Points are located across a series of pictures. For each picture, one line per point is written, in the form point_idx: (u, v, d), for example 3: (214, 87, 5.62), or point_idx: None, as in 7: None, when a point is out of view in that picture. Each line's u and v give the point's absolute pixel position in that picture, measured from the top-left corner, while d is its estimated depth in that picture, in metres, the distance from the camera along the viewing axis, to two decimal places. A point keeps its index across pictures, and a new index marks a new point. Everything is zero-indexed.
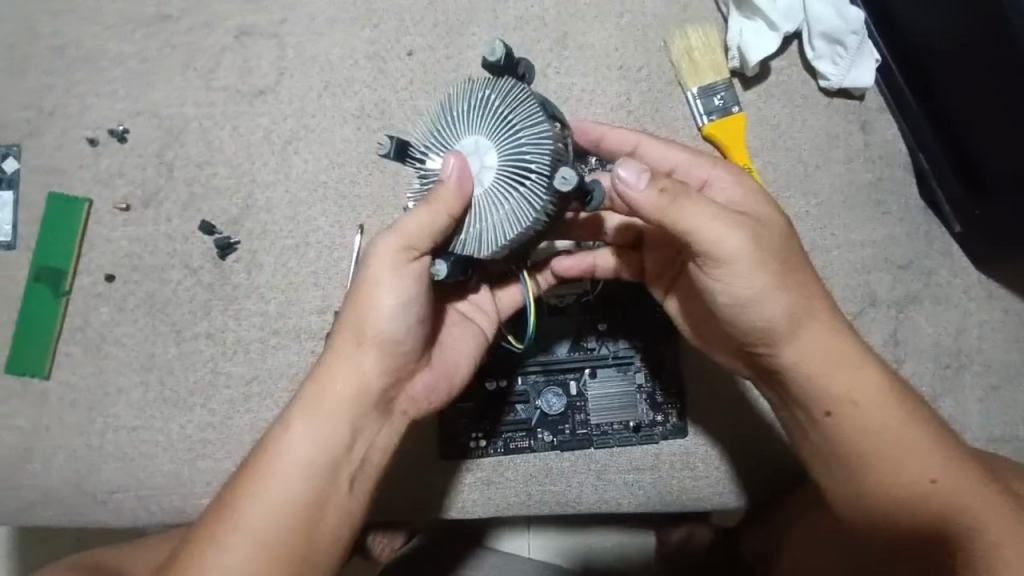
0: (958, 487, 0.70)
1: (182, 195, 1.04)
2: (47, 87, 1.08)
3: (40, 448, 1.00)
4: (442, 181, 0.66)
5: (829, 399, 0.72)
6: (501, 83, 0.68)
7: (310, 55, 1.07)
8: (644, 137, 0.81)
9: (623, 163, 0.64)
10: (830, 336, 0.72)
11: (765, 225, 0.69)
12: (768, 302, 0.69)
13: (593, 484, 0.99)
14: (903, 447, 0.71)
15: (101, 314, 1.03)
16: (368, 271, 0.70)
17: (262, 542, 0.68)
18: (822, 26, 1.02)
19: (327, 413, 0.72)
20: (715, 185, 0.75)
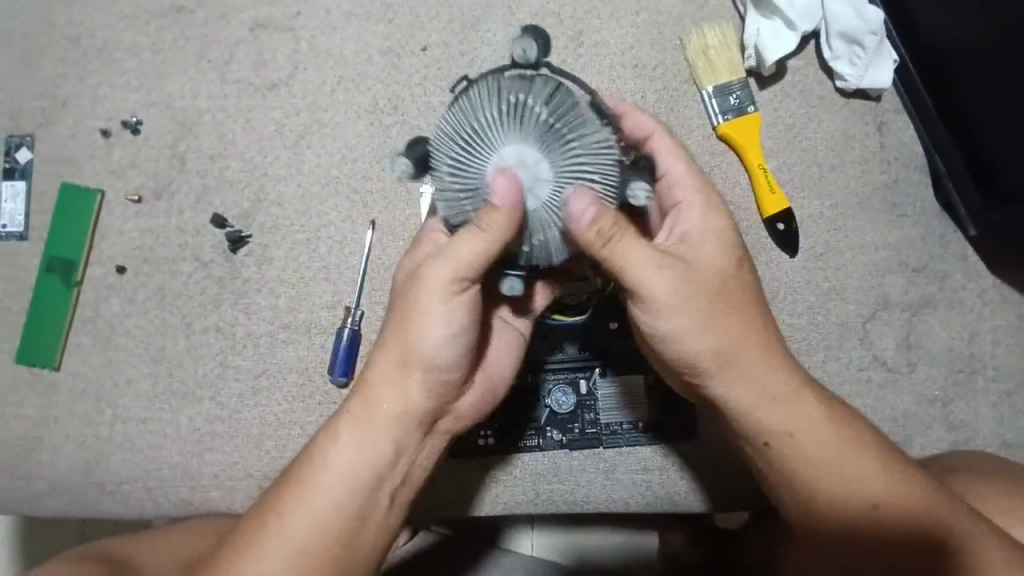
0: (903, 512, 0.70)
1: (194, 187, 1.04)
2: (61, 76, 1.08)
3: (48, 438, 1.00)
4: (495, 205, 0.61)
5: (767, 429, 0.73)
6: (534, 86, 0.66)
7: (324, 48, 1.06)
8: (657, 130, 0.75)
9: (573, 196, 0.63)
10: (765, 368, 0.72)
11: (691, 264, 0.70)
12: (699, 340, 0.70)
13: (601, 483, 0.99)
14: (845, 476, 0.71)
15: (112, 305, 1.03)
16: (418, 294, 0.68)
17: (302, 551, 0.70)
18: (840, 26, 1.01)
19: (369, 431, 0.72)
20: (686, 213, 0.73)
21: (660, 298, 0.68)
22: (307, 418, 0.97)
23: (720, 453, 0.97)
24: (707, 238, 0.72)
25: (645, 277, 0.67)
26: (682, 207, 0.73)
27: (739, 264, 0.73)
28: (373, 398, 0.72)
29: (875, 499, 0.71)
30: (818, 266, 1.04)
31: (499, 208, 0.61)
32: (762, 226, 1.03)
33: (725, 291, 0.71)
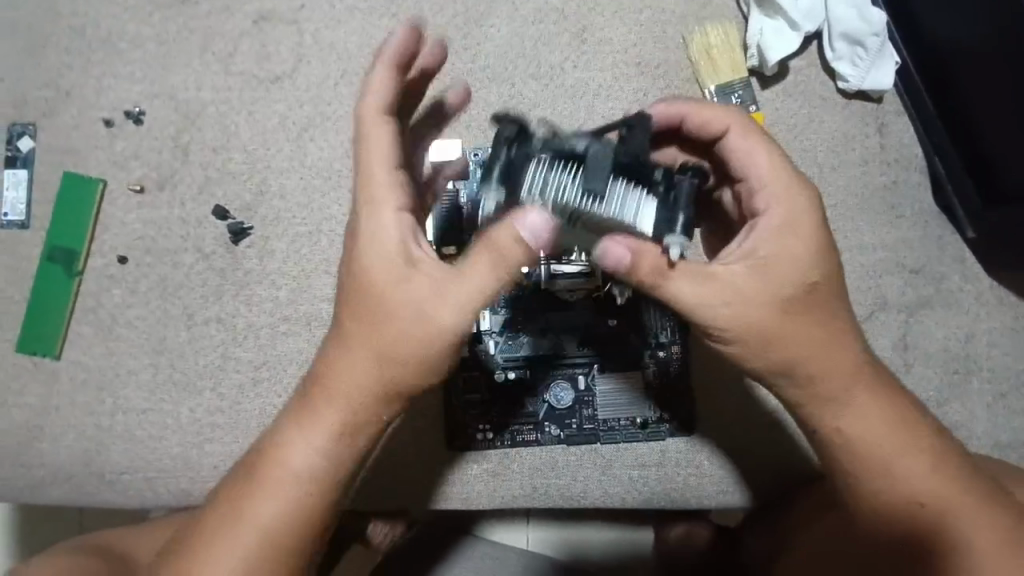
0: (942, 507, 0.75)
1: (197, 179, 1.04)
2: (64, 66, 1.07)
3: (49, 427, 1.01)
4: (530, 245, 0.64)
5: (823, 422, 0.75)
6: (532, 184, 0.66)
7: (328, 42, 1.07)
8: (733, 126, 0.75)
9: (604, 248, 0.65)
10: (842, 367, 0.73)
11: (769, 281, 0.68)
12: (762, 356, 0.71)
13: (598, 479, 0.99)
14: (891, 470, 0.75)
15: (114, 295, 1.03)
16: (414, 308, 0.68)
17: (256, 546, 0.71)
18: (843, 27, 1.02)
19: (345, 434, 0.72)
20: (766, 218, 0.71)
21: (723, 321, 0.68)
22: None
23: (715, 453, 0.99)
24: (783, 259, 0.69)
25: (713, 304, 0.67)
26: (763, 214, 0.71)
27: (815, 279, 0.70)
28: (342, 394, 0.71)
29: (919, 495, 0.75)
30: None
31: (524, 242, 0.64)
32: None
33: (797, 313, 0.70)
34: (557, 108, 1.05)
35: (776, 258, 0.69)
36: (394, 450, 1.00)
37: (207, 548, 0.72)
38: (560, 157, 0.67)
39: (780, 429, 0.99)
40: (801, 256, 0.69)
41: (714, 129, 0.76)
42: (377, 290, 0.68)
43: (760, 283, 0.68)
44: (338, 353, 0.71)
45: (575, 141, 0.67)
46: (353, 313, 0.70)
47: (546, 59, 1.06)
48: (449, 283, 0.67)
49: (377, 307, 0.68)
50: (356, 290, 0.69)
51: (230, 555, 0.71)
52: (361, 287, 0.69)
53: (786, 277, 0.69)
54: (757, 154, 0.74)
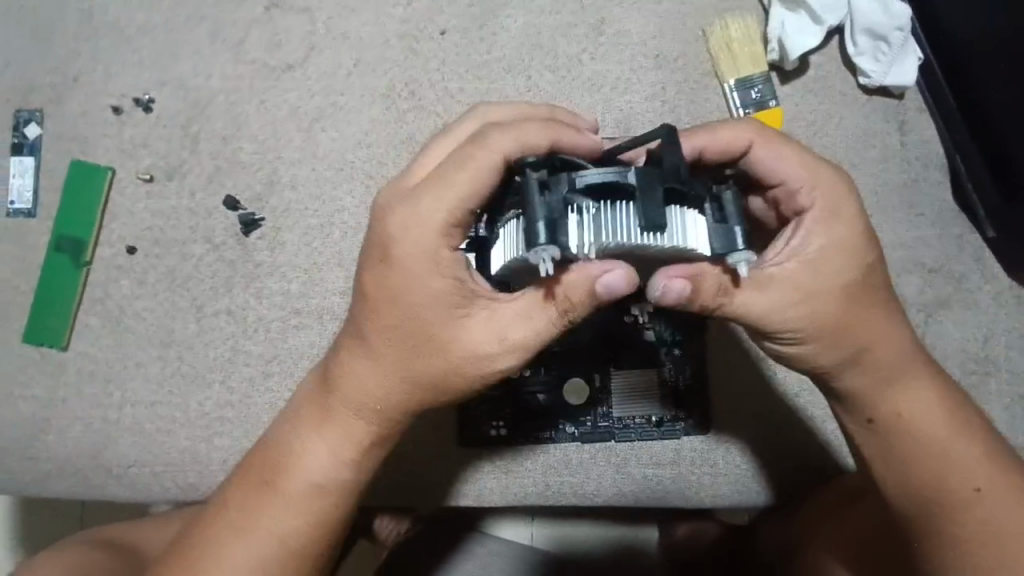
0: (1000, 494, 0.72)
1: (207, 169, 1.03)
2: (71, 52, 1.05)
3: (56, 419, 0.99)
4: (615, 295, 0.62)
5: (880, 409, 0.74)
6: (579, 234, 0.58)
7: (341, 31, 1.05)
8: (756, 140, 0.70)
9: (660, 288, 0.63)
10: (893, 354, 0.72)
11: (823, 280, 0.67)
12: (825, 352, 0.71)
13: (612, 477, 0.98)
14: (949, 456, 0.73)
15: (122, 286, 1.01)
16: (446, 335, 0.67)
17: (269, 551, 0.71)
18: (865, 21, 1.01)
19: (367, 443, 0.73)
20: (812, 216, 0.68)
21: (791, 326, 0.68)
22: None
23: (733, 450, 0.97)
24: (838, 249, 0.67)
25: (771, 309, 0.67)
26: (811, 209, 0.68)
27: (871, 261, 0.68)
28: (360, 405, 0.71)
29: (975, 482, 0.72)
30: None
31: (598, 295, 0.62)
32: None
33: (857, 303, 0.69)
34: (573, 101, 1.03)
35: (834, 247, 0.67)
36: (408, 446, 0.99)
37: (218, 552, 0.71)
38: (597, 196, 0.59)
39: (800, 428, 0.97)
40: (861, 243, 0.68)
41: (738, 148, 0.70)
42: (407, 312, 0.67)
43: (813, 283, 0.67)
44: (360, 367, 0.70)
45: (608, 177, 0.58)
46: (377, 329, 0.68)
47: (563, 51, 1.05)
48: (494, 318, 0.66)
49: (407, 327, 0.67)
50: (381, 307, 0.67)
51: (244, 559, 0.70)
52: (387, 305, 0.67)
53: (840, 267, 0.67)
54: (787, 157, 0.69)
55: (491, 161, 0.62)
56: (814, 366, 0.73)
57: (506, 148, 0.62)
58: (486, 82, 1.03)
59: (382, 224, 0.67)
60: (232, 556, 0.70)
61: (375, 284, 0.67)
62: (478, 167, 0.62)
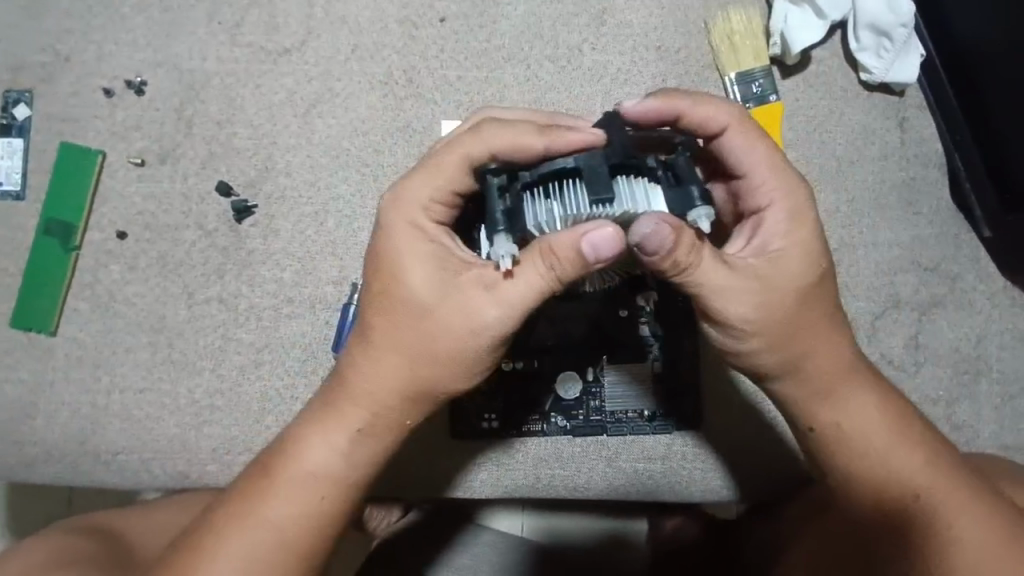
0: (940, 498, 0.74)
1: (200, 153, 1.01)
2: (62, 30, 1.03)
3: (43, 404, 0.98)
4: (601, 258, 0.61)
5: (819, 419, 0.76)
6: (536, 216, 0.63)
7: (339, 15, 1.03)
8: (732, 126, 0.72)
9: (644, 233, 0.60)
10: (831, 362, 0.74)
11: (778, 279, 0.69)
12: (765, 353, 0.72)
13: (603, 471, 0.98)
14: (890, 463, 0.75)
15: (112, 271, 1.00)
16: (445, 318, 0.67)
17: (274, 544, 0.70)
18: (869, 18, 1.00)
19: (367, 437, 0.72)
20: (770, 215, 0.71)
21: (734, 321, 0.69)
22: (309, 393, 0.96)
23: (699, 447, 0.97)
24: (796, 249, 0.70)
25: (727, 302, 0.68)
26: (768, 207, 0.71)
27: (825, 269, 0.72)
28: (364, 395, 0.71)
29: (916, 487, 0.75)
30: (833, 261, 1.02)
31: (587, 259, 0.62)
32: None
33: (801, 308, 0.71)
34: (573, 91, 1.02)
35: (793, 247, 0.70)
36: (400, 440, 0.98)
37: (211, 542, 0.70)
38: (549, 181, 0.64)
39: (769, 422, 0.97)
40: (807, 249, 0.70)
41: (712, 125, 0.72)
42: (412, 298, 0.68)
43: (767, 280, 0.69)
44: (366, 356, 0.71)
45: (557, 162, 0.63)
46: (384, 318, 0.70)
47: (564, 41, 1.03)
48: (496, 303, 0.66)
49: (412, 314, 0.68)
50: (386, 294, 0.69)
51: (240, 553, 0.69)
52: (393, 292, 0.69)
53: (797, 268, 0.70)
54: (756, 151, 0.72)
55: (477, 151, 0.67)
56: (757, 367, 0.74)
57: (491, 144, 0.67)
58: (485, 71, 1.02)
59: (392, 212, 0.70)
60: (225, 550, 0.70)
61: (385, 272, 0.69)
62: (461, 156, 0.68)
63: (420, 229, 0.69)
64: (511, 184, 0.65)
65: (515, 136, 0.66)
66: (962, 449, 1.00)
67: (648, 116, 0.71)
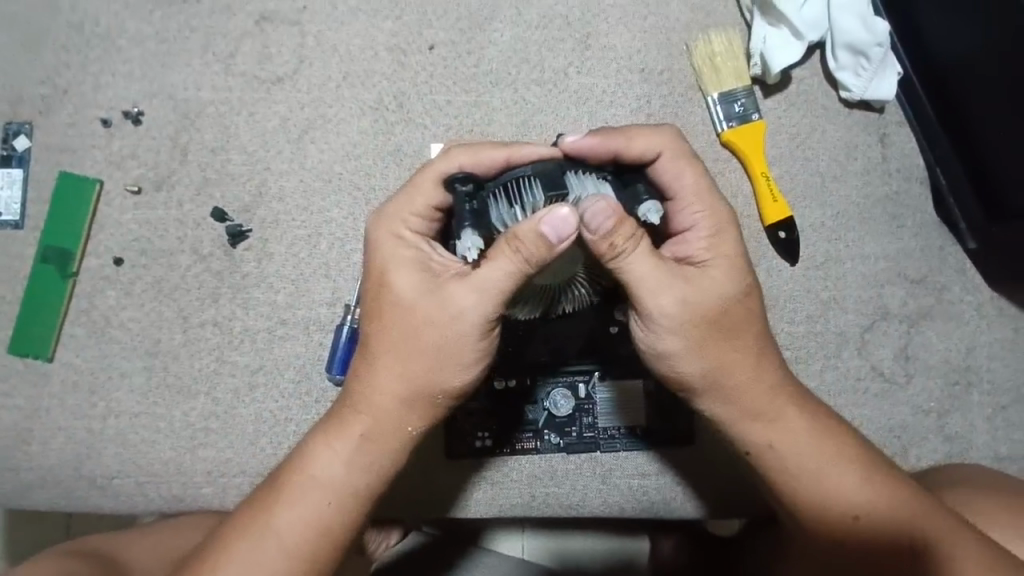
0: (881, 519, 0.73)
1: (195, 180, 1.03)
2: (61, 63, 1.06)
3: (39, 430, 0.99)
4: (557, 243, 0.63)
5: (753, 441, 0.76)
6: (497, 214, 0.67)
7: (330, 44, 1.06)
8: (668, 150, 0.74)
9: (595, 214, 0.63)
10: (755, 378, 0.74)
11: (702, 285, 0.71)
12: (689, 359, 0.72)
13: (597, 488, 0.98)
14: (826, 486, 0.74)
15: (108, 297, 1.01)
16: (433, 319, 0.69)
17: (290, 553, 0.70)
18: (846, 37, 1.02)
19: (371, 443, 0.72)
20: (691, 232, 0.74)
21: (656, 314, 0.70)
22: (305, 415, 0.97)
23: (677, 469, 0.98)
24: (718, 259, 0.72)
25: (652, 295, 0.69)
26: (690, 228, 0.74)
27: (748, 283, 0.73)
28: (364, 403, 0.72)
29: (856, 509, 0.73)
30: (819, 274, 1.04)
31: (551, 242, 0.62)
32: (763, 236, 1.02)
33: (724, 318, 0.72)
34: (560, 113, 1.05)
35: (718, 259, 0.72)
36: None
37: (218, 556, 0.70)
38: (510, 185, 0.68)
39: None
40: (730, 263, 0.72)
41: (647, 156, 0.74)
42: (401, 302, 0.70)
43: (689, 284, 0.70)
44: (365, 365, 0.72)
45: (517, 168, 0.69)
46: (378, 327, 0.71)
47: (549, 65, 1.06)
48: (481, 296, 0.67)
49: (402, 317, 0.70)
50: (377, 302, 0.71)
51: (247, 564, 0.69)
52: (382, 299, 0.71)
53: (723, 277, 0.72)
54: (686, 179, 0.74)
55: (448, 168, 0.71)
56: (685, 380, 0.74)
57: (458, 159, 0.70)
58: (473, 96, 1.05)
59: (375, 228, 0.73)
60: (233, 561, 0.69)
61: (374, 284, 0.72)
62: (437, 173, 0.71)
63: (402, 239, 0.71)
64: (468, 192, 0.67)
65: (477, 150, 0.71)
66: (955, 460, 1.01)
67: (589, 152, 0.71)
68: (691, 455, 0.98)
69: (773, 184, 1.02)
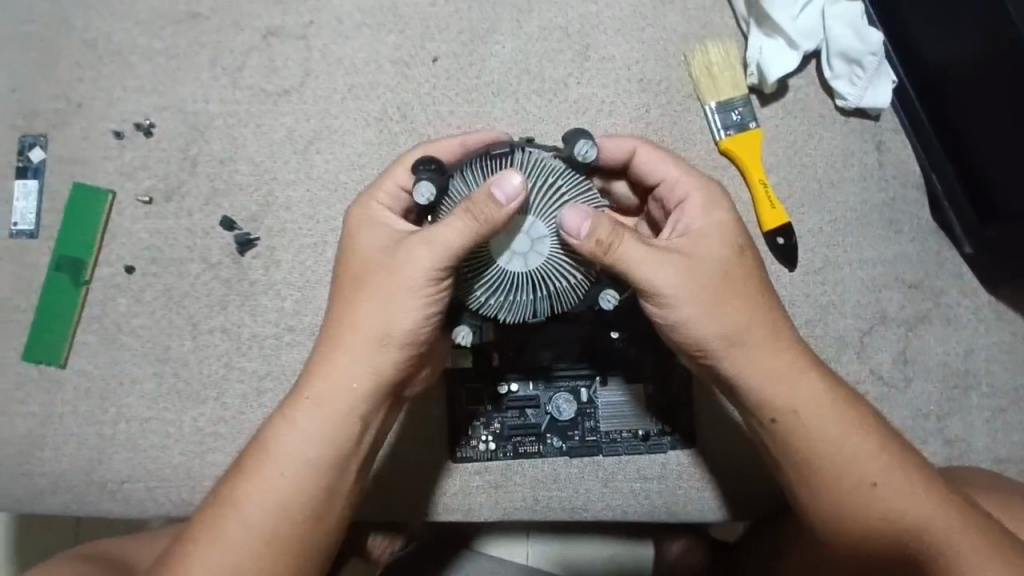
0: (897, 486, 0.73)
1: (204, 190, 1.06)
2: (75, 78, 1.09)
3: (51, 436, 1.01)
4: (503, 207, 0.65)
5: (776, 406, 0.75)
6: (453, 186, 0.73)
7: (335, 57, 1.09)
8: (640, 145, 0.81)
9: (569, 218, 0.67)
10: (772, 344, 0.75)
11: (708, 252, 0.73)
12: (704, 323, 0.72)
13: (600, 491, 0.99)
14: (845, 451, 0.74)
15: (120, 304, 1.04)
16: (387, 287, 0.71)
17: (253, 533, 0.71)
18: (841, 47, 1.04)
19: (327, 416, 0.73)
20: (687, 205, 0.76)
21: (664, 288, 0.70)
22: None
23: (682, 470, 1.00)
24: (721, 226, 0.74)
25: (660, 267, 0.70)
26: (687, 199, 0.77)
27: (750, 249, 0.75)
28: (325, 375, 0.73)
29: (874, 475, 0.74)
30: (817, 279, 1.05)
31: (500, 203, 0.65)
32: (761, 243, 1.04)
33: (731, 281, 0.73)
34: (561, 123, 1.07)
35: (720, 227, 0.74)
36: (395, 464, 0.99)
37: (193, 538, 0.72)
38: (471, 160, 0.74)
39: (739, 446, 1.00)
40: (728, 231, 0.74)
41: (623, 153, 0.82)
42: (362, 274, 0.73)
43: (695, 252, 0.72)
44: (330, 339, 0.74)
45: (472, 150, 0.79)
46: (342, 301, 0.74)
47: (549, 76, 1.08)
48: (426, 248, 0.68)
49: (361, 287, 0.72)
50: (343, 277, 0.74)
51: (217, 543, 0.71)
52: (348, 272, 0.74)
53: (730, 244, 0.74)
54: (667, 166, 0.79)
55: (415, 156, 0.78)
56: (701, 346, 0.74)
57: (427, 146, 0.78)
58: (475, 106, 1.07)
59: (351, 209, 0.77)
60: (205, 544, 0.71)
61: (342, 259, 0.75)
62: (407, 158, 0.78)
63: (370, 215, 0.76)
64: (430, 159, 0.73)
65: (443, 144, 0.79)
66: (955, 463, 1.02)
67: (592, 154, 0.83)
68: (692, 458, 1.00)
69: (770, 190, 1.04)
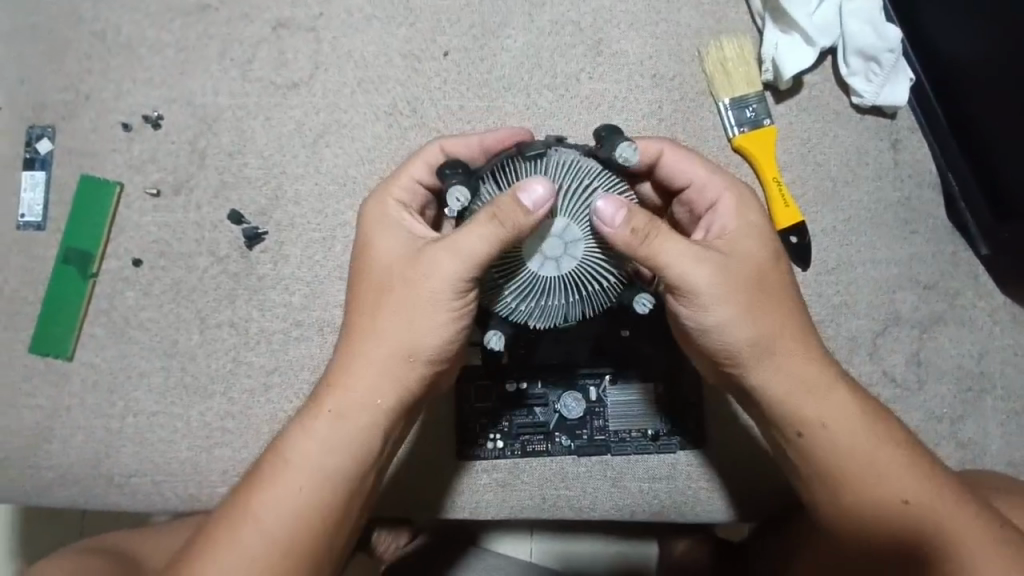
0: (929, 503, 0.72)
1: (212, 183, 1.05)
2: (83, 70, 1.08)
3: (59, 429, 1.00)
4: (530, 212, 0.64)
5: (804, 419, 0.74)
6: (484, 188, 0.72)
7: (345, 50, 1.08)
8: (667, 145, 0.79)
9: (604, 207, 0.66)
10: (803, 355, 0.74)
11: (741, 255, 0.72)
12: (737, 328, 0.71)
13: (608, 491, 0.99)
14: (875, 465, 0.73)
15: (127, 298, 1.03)
16: (408, 292, 0.70)
17: (269, 540, 0.69)
18: (858, 43, 1.03)
19: (345, 424, 0.73)
20: (720, 206, 0.76)
21: (699, 287, 0.69)
22: None
23: (691, 470, 0.99)
24: (754, 230, 0.74)
25: (695, 266, 0.69)
26: (719, 199, 0.76)
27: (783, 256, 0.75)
28: (346, 382, 0.73)
29: (905, 492, 0.72)
30: (831, 279, 1.04)
31: (527, 210, 0.64)
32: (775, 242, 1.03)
33: (762, 285, 0.72)
34: (573, 119, 1.06)
35: (753, 230, 0.74)
36: (404, 461, 0.99)
37: (205, 544, 0.70)
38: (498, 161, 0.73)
39: (748, 447, 0.99)
40: (761, 235, 0.74)
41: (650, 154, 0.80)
42: (381, 278, 0.72)
43: (729, 254, 0.71)
44: (349, 346, 0.74)
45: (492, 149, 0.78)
46: (361, 307, 0.73)
47: (562, 70, 1.07)
48: (452, 255, 0.67)
49: (381, 293, 0.72)
50: (361, 282, 0.74)
51: (229, 549, 0.69)
52: (365, 276, 0.73)
53: (763, 249, 0.73)
54: (696, 166, 0.78)
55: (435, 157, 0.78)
56: (731, 352, 0.73)
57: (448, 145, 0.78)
58: (486, 101, 1.06)
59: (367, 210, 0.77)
60: (217, 552, 0.69)
61: (360, 263, 0.74)
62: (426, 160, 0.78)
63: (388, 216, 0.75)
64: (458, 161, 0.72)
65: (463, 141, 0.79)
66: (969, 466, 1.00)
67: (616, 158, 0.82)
68: (702, 459, 0.99)
69: (784, 188, 1.03)
